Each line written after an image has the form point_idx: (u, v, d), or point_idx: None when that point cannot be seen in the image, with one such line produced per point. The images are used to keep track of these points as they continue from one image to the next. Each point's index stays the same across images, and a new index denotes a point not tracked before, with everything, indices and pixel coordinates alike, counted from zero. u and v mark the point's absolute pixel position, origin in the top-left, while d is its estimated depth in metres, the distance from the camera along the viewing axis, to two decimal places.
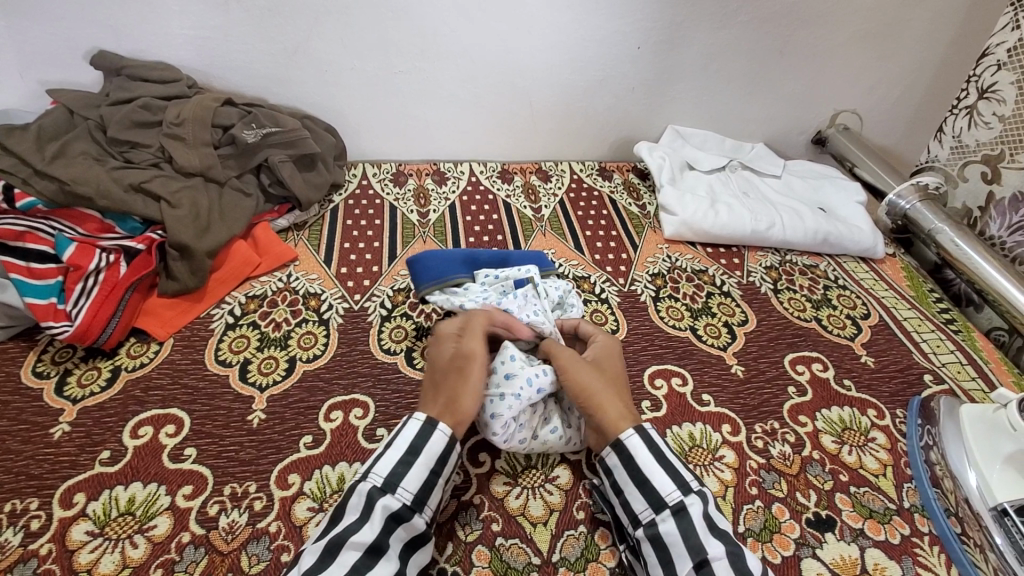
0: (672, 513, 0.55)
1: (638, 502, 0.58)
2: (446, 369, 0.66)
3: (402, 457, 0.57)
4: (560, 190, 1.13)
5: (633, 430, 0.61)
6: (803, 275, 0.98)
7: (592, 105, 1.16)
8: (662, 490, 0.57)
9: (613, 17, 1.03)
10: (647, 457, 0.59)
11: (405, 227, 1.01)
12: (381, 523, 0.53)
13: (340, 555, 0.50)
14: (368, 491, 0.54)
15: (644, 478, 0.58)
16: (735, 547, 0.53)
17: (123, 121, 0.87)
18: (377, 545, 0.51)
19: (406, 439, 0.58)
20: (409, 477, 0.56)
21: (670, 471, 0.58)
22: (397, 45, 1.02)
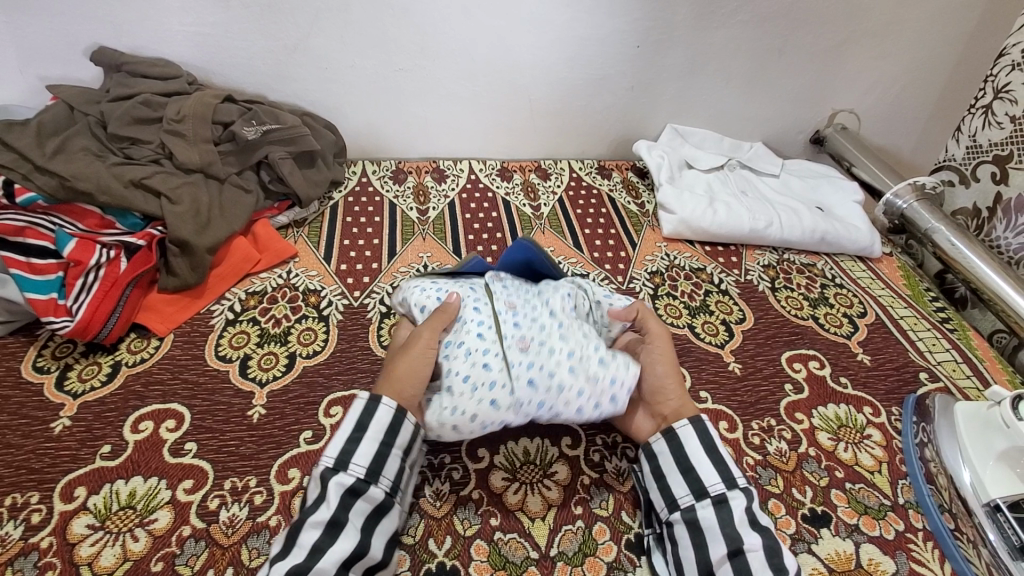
0: (712, 502, 0.57)
1: (679, 487, 0.60)
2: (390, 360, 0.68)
3: (351, 435, 0.59)
4: (559, 189, 1.14)
5: (688, 421, 0.63)
6: (801, 274, 0.98)
7: (591, 104, 1.16)
8: (706, 480, 0.59)
9: (612, 16, 1.03)
10: (696, 447, 0.61)
11: (405, 224, 1.02)
12: (336, 500, 0.54)
13: (300, 537, 0.52)
14: (320, 472, 0.56)
15: (689, 466, 0.60)
16: (774, 543, 0.55)
17: (123, 117, 0.87)
18: (336, 521, 0.53)
19: (354, 417, 0.60)
20: (360, 453, 0.58)
21: (716, 464, 0.60)
22: (396, 42, 1.02)
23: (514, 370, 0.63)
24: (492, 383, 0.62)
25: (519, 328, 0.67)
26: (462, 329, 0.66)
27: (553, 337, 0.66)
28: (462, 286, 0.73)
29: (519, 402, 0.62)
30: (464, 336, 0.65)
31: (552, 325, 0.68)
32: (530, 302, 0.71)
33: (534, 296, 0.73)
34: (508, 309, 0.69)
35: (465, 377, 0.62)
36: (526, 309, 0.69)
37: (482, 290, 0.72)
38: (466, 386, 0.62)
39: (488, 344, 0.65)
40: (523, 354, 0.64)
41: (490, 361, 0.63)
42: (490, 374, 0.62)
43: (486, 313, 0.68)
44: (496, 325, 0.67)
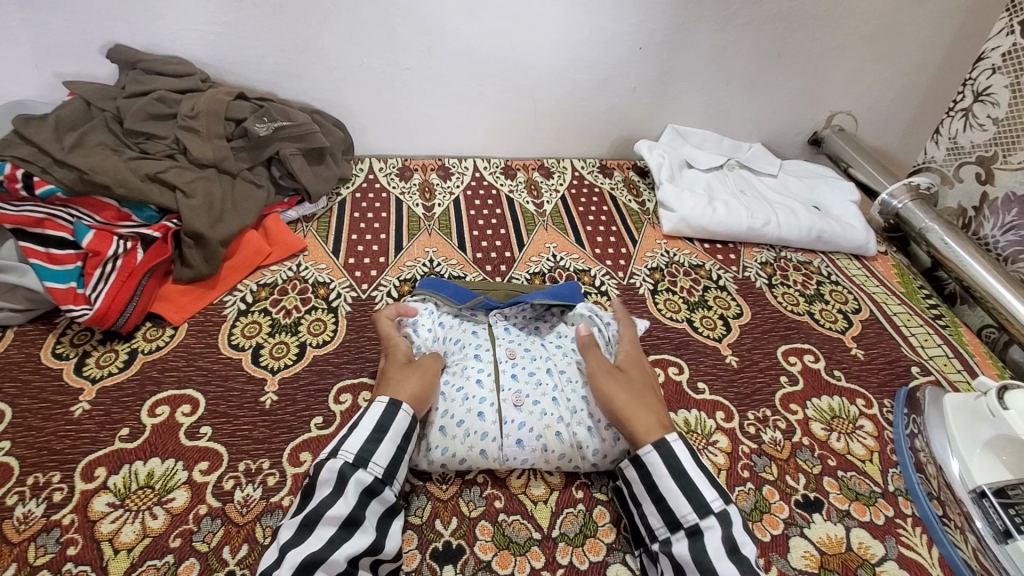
0: (686, 534, 0.56)
1: (654, 518, 0.59)
2: (397, 367, 0.69)
3: (370, 435, 0.60)
4: (562, 187, 1.16)
5: (652, 447, 0.61)
6: (797, 271, 1.01)
7: (594, 105, 1.18)
8: (678, 510, 0.57)
9: (615, 19, 1.06)
10: (664, 475, 0.59)
11: (411, 220, 1.04)
12: (354, 498, 0.56)
13: (316, 529, 0.53)
14: (340, 467, 0.57)
15: (660, 496, 0.59)
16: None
17: (139, 113, 0.90)
18: (353, 518, 0.55)
19: (372, 419, 0.61)
20: (378, 454, 0.59)
21: (690, 491, 0.58)
22: (403, 42, 1.05)
23: (506, 425, 0.66)
24: (483, 432, 0.66)
25: (516, 380, 0.71)
26: (462, 372, 0.71)
27: (546, 397, 0.69)
28: (465, 329, 0.79)
29: (503, 453, 0.65)
30: (465, 382, 0.70)
31: (548, 384, 0.71)
32: (529, 353, 0.75)
33: (534, 347, 0.77)
34: (508, 360, 0.73)
35: (460, 422, 0.66)
36: (525, 361, 0.73)
37: (485, 337, 0.77)
38: (458, 431, 0.66)
39: (484, 393, 0.69)
40: (516, 411, 0.67)
41: (483, 410, 0.67)
42: (482, 424, 0.66)
43: (487, 361, 0.73)
44: (495, 374, 0.71)
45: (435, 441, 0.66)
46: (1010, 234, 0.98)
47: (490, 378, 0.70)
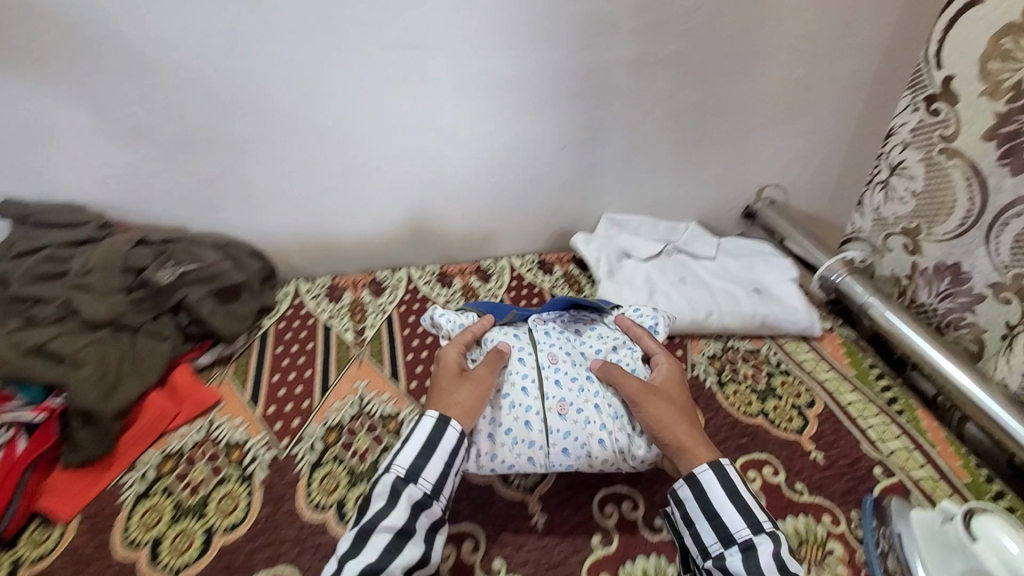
0: (740, 549, 0.64)
1: (708, 535, 0.66)
2: (450, 375, 0.78)
3: (419, 451, 0.69)
4: (501, 290, 1.11)
5: (707, 465, 0.69)
6: (746, 362, 0.97)
7: (525, 203, 1.16)
8: (732, 527, 0.65)
9: (533, 124, 1.05)
10: (719, 493, 0.67)
11: (339, 348, 0.97)
12: (406, 510, 0.65)
13: (371, 539, 0.63)
14: (392, 482, 0.67)
15: (714, 514, 0.66)
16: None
17: (26, 276, 0.83)
18: (405, 529, 0.64)
19: (422, 436, 0.71)
20: (427, 470, 0.69)
21: (743, 509, 0.66)
22: (319, 166, 1.02)
23: (551, 435, 0.75)
24: (530, 441, 0.75)
25: (559, 388, 0.79)
26: (508, 382, 0.80)
27: (588, 405, 0.77)
28: (506, 332, 0.87)
29: (550, 460, 0.74)
30: (512, 390, 0.78)
31: (589, 391, 0.79)
32: (571, 358, 0.83)
33: (573, 350, 0.85)
34: (550, 365, 0.81)
35: (509, 430, 0.75)
36: (566, 366, 0.81)
37: (527, 342, 0.85)
38: (508, 439, 0.75)
39: (531, 401, 0.77)
40: (561, 419, 0.76)
41: (531, 420, 0.76)
42: (529, 432, 0.75)
43: (531, 368, 0.81)
44: (540, 382, 0.80)
45: (487, 448, 0.75)
46: (948, 301, 1.00)
47: (534, 387, 0.79)
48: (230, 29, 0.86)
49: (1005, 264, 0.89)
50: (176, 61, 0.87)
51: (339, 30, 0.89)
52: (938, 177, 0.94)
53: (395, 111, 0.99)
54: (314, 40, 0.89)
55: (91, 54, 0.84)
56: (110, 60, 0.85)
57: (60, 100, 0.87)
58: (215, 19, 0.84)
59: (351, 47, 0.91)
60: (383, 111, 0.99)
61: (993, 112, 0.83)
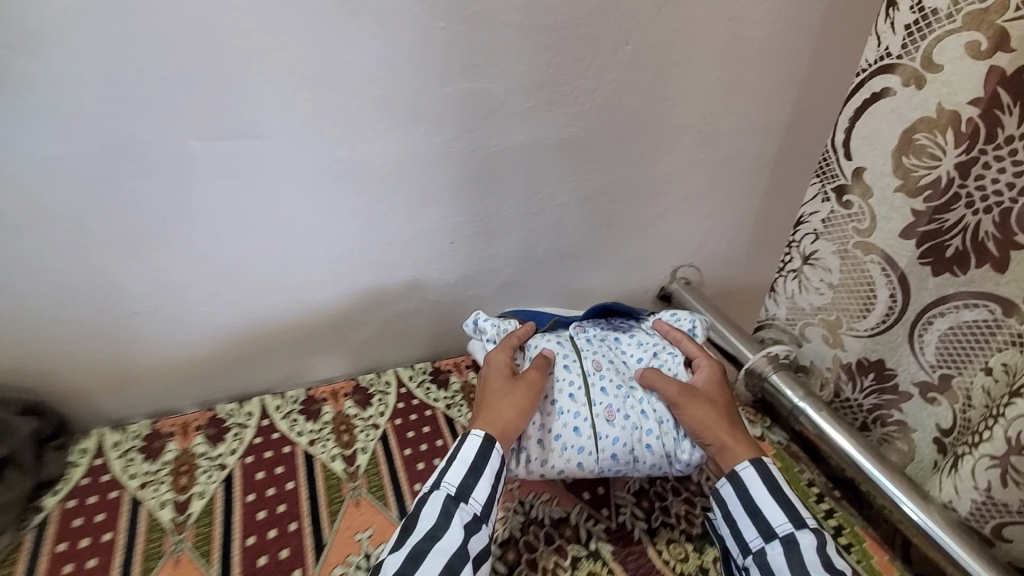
0: (781, 542, 0.68)
1: (749, 531, 0.71)
2: (499, 385, 0.79)
3: (468, 471, 0.71)
4: (381, 418, 0.89)
5: (749, 464, 0.74)
6: (678, 497, 0.82)
7: (412, 306, 0.97)
8: (774, 521, 0.70)
9: (411, 219, 0.87)
10: (761, 489, 0.72)
11: (150, 536, 0.72)
12: (460, 530, 0.66)
13: (429, 562, 0.63)
14: (445, 501, 0.68)
15: (756, 510, 0.71)
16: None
17: None
18: (461, 550, 0.65)
19: (469, 456, 0.72)
20: (476, 490, 0.70)
21: (785, 506, 0.71)
22: (125, 286, 0.79)
23: (601, 440, 0.78)
24: (581, 447, 0.77)
25: (606, 395, 0.81)
26: (556, 390, 0.82)
27: (635, 411, 0.80)
28: (551, 339, 0.89)
29: (599, 466, 0.78)
30: (560, 396, 0.81)
31: (634, 398, 0.82)
32: (614, 365, 0.86)
33: (615, 359, 0.88)
34: (596, 372, 0.84)
35: (559, 436, 0.78)
36: (611, 374, 0.84)
37: (571, 350, 0.88)
38: (560, 446, 0.77)
39: (580, 408, 0.80)
40: (609, 426, 0.79)
41: (581, 427, 0.78)
42: (580, 439, 0.78)
43: (578, 375, 0.83)
44: (587, 389, 0.82)
45: (538, 455, 0.77)
46: (874, 398, 0.90)
47: (583, 395, 0.81)
48: None
49: (931, 363, 0.80)
50: None
51: (128, 119, 0.67)
52: (856, 273, 0.85)
53: (228, 215, 0.78)
54: (94, 133, 0.67)
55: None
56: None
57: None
58: None
59: (151, 140, 0.69)
60: (208, 216, 0.77)
61: (911, 210, 0.75)
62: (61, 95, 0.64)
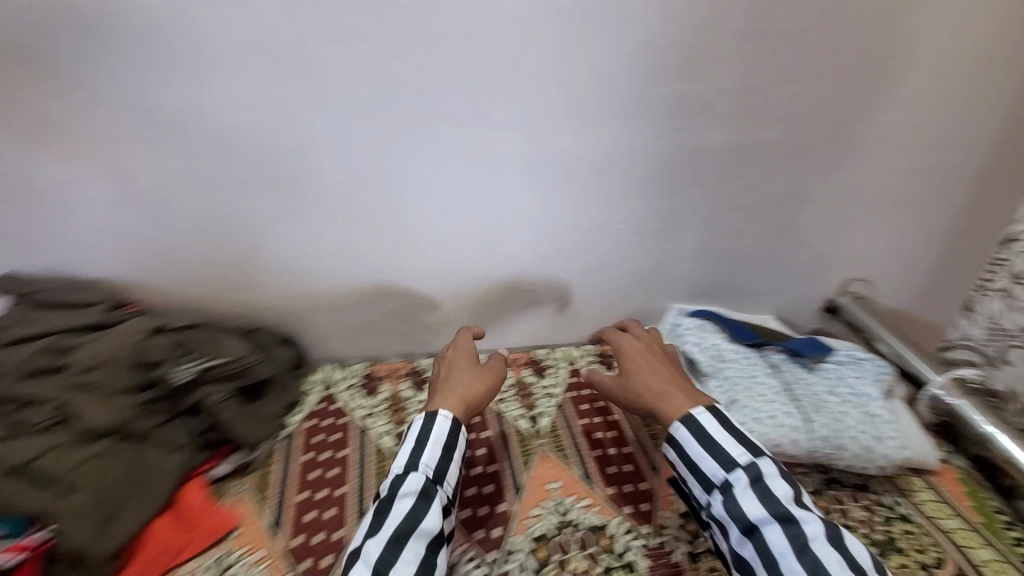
0: (720, 491, 0.66)
1: (695, 487, 0.70)
2: (460, 377, 0.80)
3: (441, 453, 0.70)
4: (559, 389, 0.98)
5: (680, 424, 0.71)
6: (856, 503, 0.85)
7: (590, 291, 1.03)
8: (710, 472, 0.68)
9: (605, 207, 0.94)
10: (689, 443, 0.69)
11: (378, 459, 0.82)
12: (440, 513, 0.65)
13: (408, 544, 0.61)
14: (423, 484, 0.66)
15: (694, 464, 0.69)
16: (786, 513, 0.61)
17: (16, 372, 0.68)
18: (440, 533, 0.64)
19: (442, 437, 0.71)
20: (448, 473, 0.69)
21: (715, 453, 0.68)
22: (364, 249, 0.89)
23: (809, 425, 0.87)
24: (792, 426, 0.87)
25: (803, 399, 0.92)
26: (761, 387, 0.92)
27: (834, 412, 0.90)
28: (749, 350, 0.99)
29: (809, 447, 0.86)
30: (768, 392, 0.91)
31: (831, 405, 0.92)
32: (805, 380, 0.96)
33: (805, 377, 0.96)
34: (790, 383, 0.94)
35: (772, 414, 0.87)
36: (807, 387, 0.94)
37: (765, 362, 0.98)
38: (772, 421, 0.87)
39: (784, 401, 0.90)
40: (816, 417, 0.89)
41: (790, 412, 0.88)
42: (791, 420, 0.87)
43: (777, 381, 0.94)
44: (787, 391, 0.92)
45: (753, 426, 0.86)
46: None
47: (785, 394, 0.92)
48: (277, 101, 0.75)
49: None
50: (217, 127, 0.75)
51: (404, 103, 0.78)
52: None
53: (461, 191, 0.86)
54: (368, 110, 0.77)
55: (120, 113, 0.72)
56: (138, 124, 0.73)
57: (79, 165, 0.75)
58: (258, 81, 0.73)
59: (414, 118, 0.79)
60: (439, 193, 0.86)
61: None
62: (353, 75, 0.74)
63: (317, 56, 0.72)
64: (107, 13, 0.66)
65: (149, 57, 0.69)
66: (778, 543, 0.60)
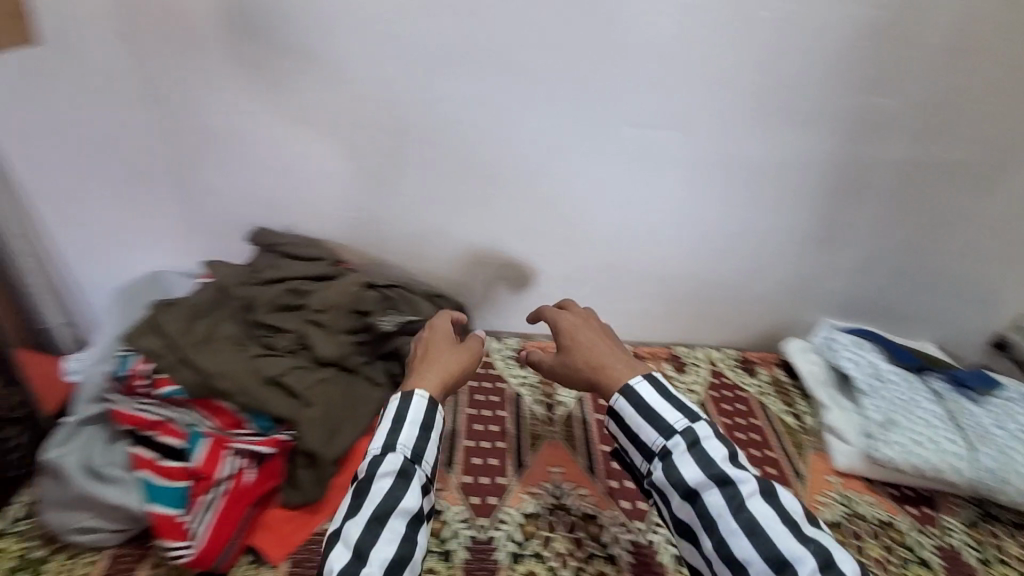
0: (660, 459, 0.63)
1: (637, 458, 0.66)
2: (439, 353, 0.76)
3: (419, 432, 0.66)
4: (700, 387, 1.03)
5: (618, 395, 0.68)
6: (1013, 540, 0.87)
7: (739, 294, 1.05)
8: (648, 442, 0.65)
9: (770, 213, 0.96)
10: (633, 416, 0.66)
11: (532, 423, 0.92)
12: (419, 491, 0.63)
13: (389, 522, 0.60)
14: (400, 464, 0.63)
15: (634, 435, 0.66)
16: (723, 475, 0.59)
17: (270, 304, 0.86)
18: (418, 512, 0.61)
19: (416, 415, 0.67)
20: (427, 451, 0.66)
21: (653, 422, 0.65)
22: (541, 231, 0.94)
23: (971, 456, 0.90)
24: (953, 455, 0.90)
25: (965, 428, 0.94)
26: (921, 411, 0.95)
27: (998, 446, 0.92)
28: (909, 374, 1.00)
29: (970, 477, 0.89)
30: (929, 417, 0.94)
31: (995, 438, 0.93)
32: (968, 409, 0.96)
33: (968, 405, 0.97)
34: (952, 411, 0.96)
35: (932, 441, 0.91)
36: (969, 416, 0.95)
37: (926, 386, 0.99)
38: (931, 448, 0.90)
39: (945, 429, 0.93)
40: (979, 448, 0.91)
41: (951, 441, 0.91)
42: (952, 448, 0.90)
43: (938, 408, 0.95)
44: (948, 419, 0.94)
45: (912, 449, 0.90)
46: None
47: (946, 421, 0.94)
48: (497, 93, 0.82)
49: None
50: (439, 114, 0.83)
51: (600, 102, 0.83)
52: None
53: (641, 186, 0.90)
54: (573, 104, 0.83)
55: (364, 98, 0.82)
56: (376, 112, 0.84)
57: (319, 144, 0.87)
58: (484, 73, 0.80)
59: (612, 116, 0.84)
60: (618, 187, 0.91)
61: None
62: (566, 72, 0.80)
63: (540, 54, 0.79)
64: (373, 9, 0.77)
65: (399, 48, 0.79)
66: (717, 505, 0.58)
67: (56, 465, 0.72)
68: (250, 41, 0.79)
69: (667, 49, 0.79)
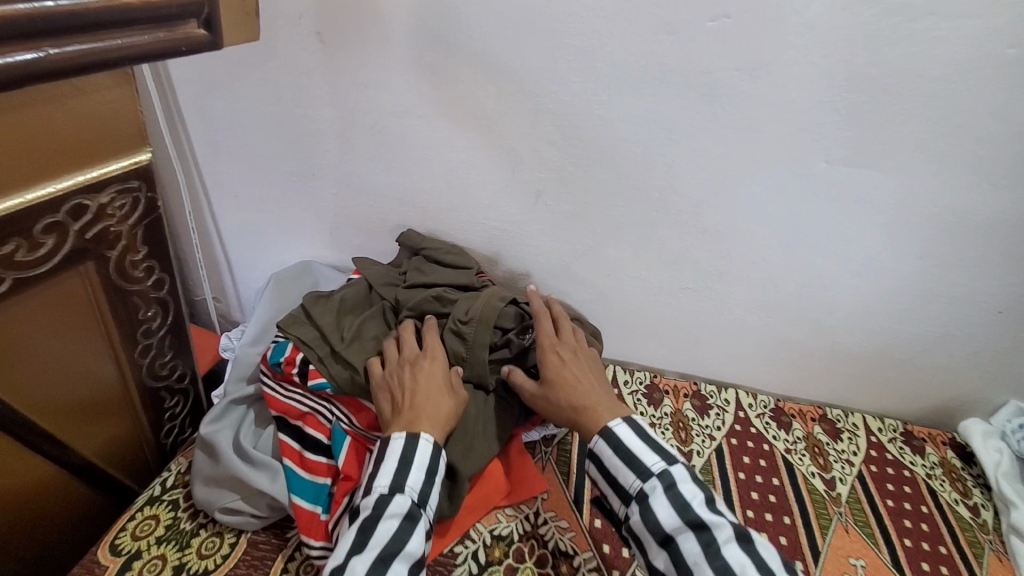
0: (636, 501, 0.64)
1: (615, 502, 0.68)
2: (425, 387, 0.72)
3: (425, 476, 0.65)
4: (856, 459, 0.92)
5: (599, 438, 0.69)
6: None
7: (912, 359, 0.93)
8: (626, 484, 0.66)
9: (971, 276, 0.83)
10: (610, 457, 0.67)
11: None
12: (422, 535, 0.61)
13: (392, 565, 0.57)
14: (406, 506, 0.62)
15: (613, 479, 0.67)
16: (696, 519, 0.60)
17: (417, 309, 0.84)
18: (421, 557, 0.60)
19: (424, 460, 0.66)
20: (431, 496, 0.66)
21: (630, 464, 0.66)
22: (693, 261, 0.89)
23: None
24: None
25: None
26: None
27: None
28: None
29: None
30: None
31: None
32: None
33: None
34: None
35: None
36: None
37: None
38: None
39: None
40: None
41: None
42: None
43: None
44: None
45: None
46: None
47: None
48: (680, 117, 0.76)
49: None
50: (612, 132, 0.79)
51: (796, 134, 0.75)
52: None
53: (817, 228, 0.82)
54: (762, 132, 0.75)
55: (536, 110, 0.79)
56: (546, 124, 0.80)
57: (485, 155, 0.85)
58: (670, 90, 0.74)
59: (804, 148, 0.76)
60: (792, 227, 0.83)
61: None
62: (763, 97, 0.73)
63: (736, 78, 0.72)
64: (562, 17, 0.71)
65: (583, 60, 0.74)
66: (692, 552, 0.58)
67: (209, 440, 0.76)
68: (428, 47, 0.77)
69: (892, 83, 0.69)
